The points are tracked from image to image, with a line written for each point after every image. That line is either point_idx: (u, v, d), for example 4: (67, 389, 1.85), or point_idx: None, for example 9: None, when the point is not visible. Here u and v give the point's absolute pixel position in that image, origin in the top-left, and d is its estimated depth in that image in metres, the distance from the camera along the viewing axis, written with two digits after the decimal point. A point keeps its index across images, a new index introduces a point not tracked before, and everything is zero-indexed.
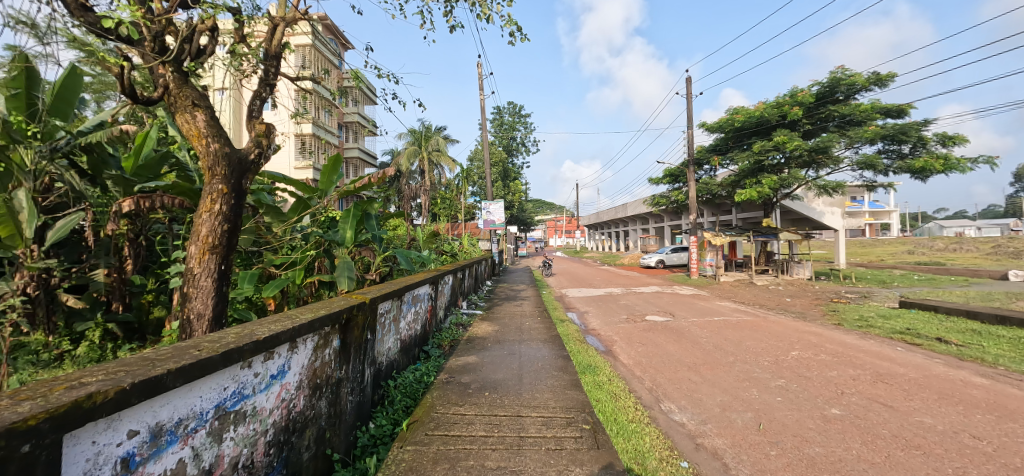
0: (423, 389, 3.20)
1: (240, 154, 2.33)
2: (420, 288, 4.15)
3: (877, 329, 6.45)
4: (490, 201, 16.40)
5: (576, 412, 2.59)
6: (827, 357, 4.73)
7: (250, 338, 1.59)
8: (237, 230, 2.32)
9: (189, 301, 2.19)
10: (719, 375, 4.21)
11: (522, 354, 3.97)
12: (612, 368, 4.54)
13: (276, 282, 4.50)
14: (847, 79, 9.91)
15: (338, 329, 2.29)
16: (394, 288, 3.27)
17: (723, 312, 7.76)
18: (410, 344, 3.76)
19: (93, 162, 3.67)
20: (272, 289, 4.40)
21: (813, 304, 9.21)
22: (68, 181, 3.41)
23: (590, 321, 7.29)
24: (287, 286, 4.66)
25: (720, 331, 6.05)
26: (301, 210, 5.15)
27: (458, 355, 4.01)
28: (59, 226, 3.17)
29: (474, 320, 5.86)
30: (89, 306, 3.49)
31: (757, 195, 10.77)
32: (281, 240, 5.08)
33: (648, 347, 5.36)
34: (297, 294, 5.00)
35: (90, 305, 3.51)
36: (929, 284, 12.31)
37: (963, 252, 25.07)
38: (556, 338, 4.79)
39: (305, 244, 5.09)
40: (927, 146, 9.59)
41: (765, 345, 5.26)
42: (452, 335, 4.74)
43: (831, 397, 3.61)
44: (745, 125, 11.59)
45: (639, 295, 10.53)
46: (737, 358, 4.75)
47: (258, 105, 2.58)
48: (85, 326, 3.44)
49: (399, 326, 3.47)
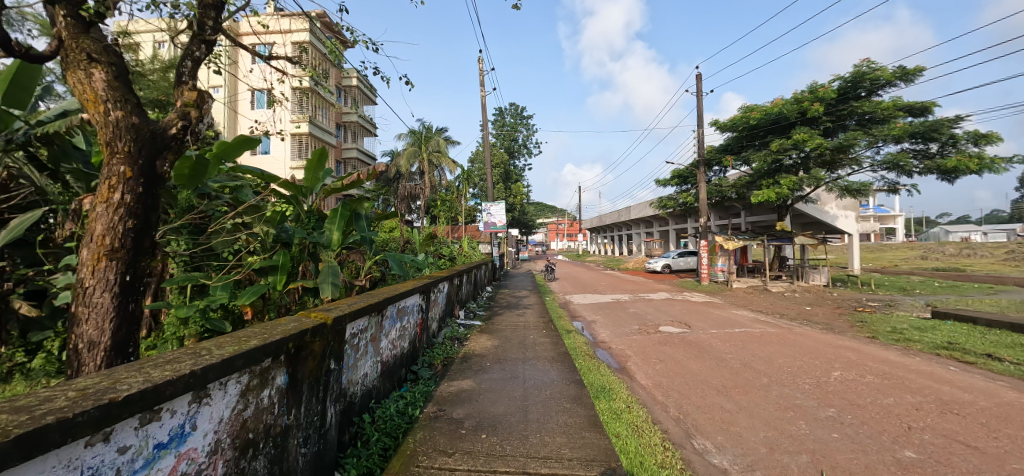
0: (407, 424, 2.59)
1: (155, 126, 1.73)
2: (408, 299, 3.57)
3: (918, 344, 5.82)
4: (491, 203, 15.78)
5: (599, 468, 1.98)
6: (875, 379, 4.12)
7: (100, 398, 0.98)
8: (149, 228, 1.75)
9: (76, 325, 1.61)
10: (756, 403, 3.60)
11: (527, 378, 3.36)
12: (630, 391, 3.94)
13: (253, 289, 3.83)
14: (871, 73, 9.35)
15: (283, 362, 1.69)
16: (373, 302, 2.67)
17: (743, 322, 7.15)
18: (394, 366, 3.17)
19: (53, 155, 2.95)
20: (249, 296, 3.75)
21: (837, 313, 8.59)
22: (29, 177, 2.90)
23: (600, 332, 6.66)
24: (267, 293, 3.98)
25: (746, 346, 5.42)
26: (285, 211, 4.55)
27: (451, 378, 3.42)
28: (11, 226, 2.63)
29: (472, 333, 5.26)
30: (49, 314, 2.91)
31: (775, 196, 10.13)
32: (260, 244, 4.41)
33: (667, 365, 4.75)
34: (278, 302, 4.32)
35: (51, 313, 2.93)
36: (954, 292, 11.69)
37: (979, 258, 24.30)
38: (564, 356, 4.19)
39: (283, 246, 4.48)
40: (957, 145, 9.00)
41: (801, 363, 4.65)
42: (446, 352, 4.13)
43: (898, 434, 3.00)
44: (760, 124, 10.99)
45: (649, 301, 9.94)
46: (772, 379, 4.14)
47: (190, 66, 2.00)
48: (42, 336, 2.85)
49: (378, 346, 2.87)
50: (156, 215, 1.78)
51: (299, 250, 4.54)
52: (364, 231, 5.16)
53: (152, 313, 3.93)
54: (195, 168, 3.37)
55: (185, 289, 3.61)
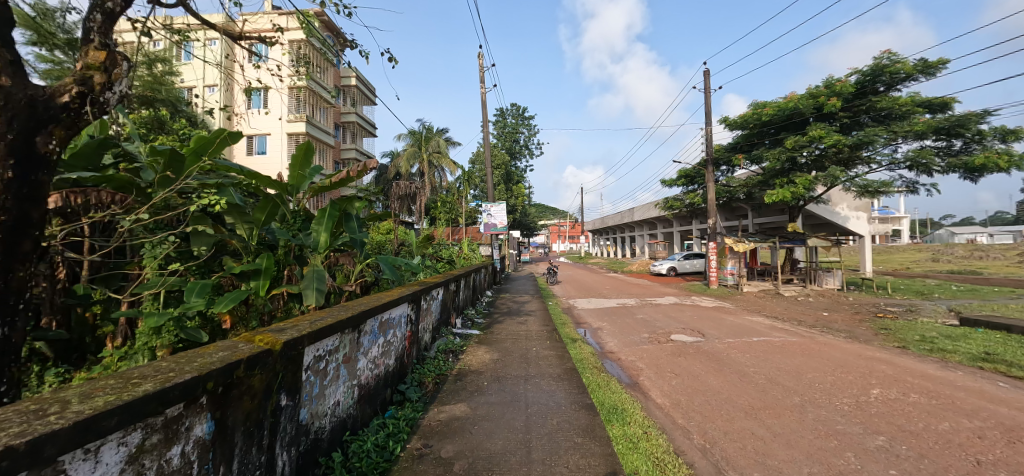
0: (387, 464, 2.11)
1: (40, 92, 1.48)
2: (394, 310, 3.12)
3: (954, 355, 5.36)
4: (491, 203, 15.36)
5: None
6: (921, 398, 3.68)
7: None
8: (32, 226, 1.43)
9: None
10: (792, 429, 3.14)
11: (529, 402, 2.92)
12: (645, 412, 3.49)
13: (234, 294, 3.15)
14: (891, 66, 8.90)
15: (206, 405, 1.25)
16: (345, 317, 2.22)
17: (761, 330, 6.68)
18: (375, 388, 2.73)
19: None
20: (228, 303, 3.07)
21: (857, 319, 8.14)
22: None
23: (606, 340, 6.18)
24: (248, 299, 3.32)
25: (768, 358, 4.95)
26: (271, 210, 3.64)
27: (443, 402, 2.97)
28: None
29: (469, 344, 4.82)
30: None
31: (790, 196, 9.66)
32: (248, 245, 3.70)
33: (683, 380, 4.30)
34: (261, 307, 3.55)
35: None
36: (975, 296, 11.22)
37: (993, 259, 23.73)
38: (570, 372, 3.74)
39: (268, 248, 4.03)
40: (983, 142, 8.56)
41: (833, 378, 4.19)
42: (438, 368, 3.70)
43: (968, 470, 2.55)
44: (772, 120, 10.50)
45: (656, 306, 9.51)
46: (805, 399, 3.69)
47: (100, 20, 1.78)
48: None
49: (354, 367, 2.42)
50: (42, 207, 1.46)
51: (283, 253, 4.05)
52: (354, 232, 4.72)
53: (119, 322, 2.73)
54: (171, 167, 3.02)
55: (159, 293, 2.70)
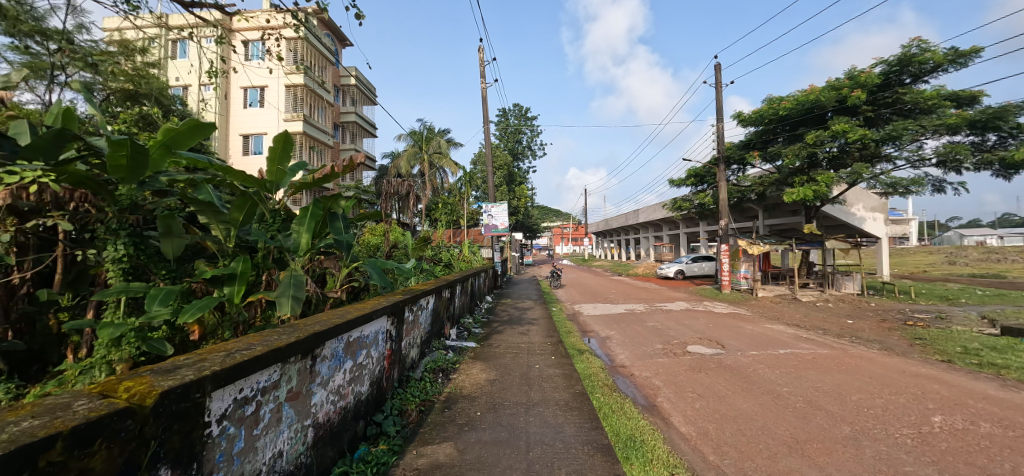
0: None
1: None
2: (367, 326, 2.57)
3: (1009, 370, 4.75)
4: (492, 204, 14.76)
5: None
6: (997, 429, 3.10)
7: None
8: None
9: None
10: (850, 470, 2.58)
11: (531, 444, 2.35)
12: (669, 445, 2.94)
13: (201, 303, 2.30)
14: (919, 55, 8.32)
15: None
16: (287, 343, 1.68)
17: (785, 341, 6.12)
18: (339, 426, 2.18)
19: None
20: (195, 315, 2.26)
21: (885, 328, 7.54)
22: None
23: (617, 353, 5.62)
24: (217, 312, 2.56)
25: (801, 375, 4.39)
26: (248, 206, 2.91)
27: (424, 442, 2.41)
28: None
29: (463, 361, 4.25)
30: None
31: (811, 195, 9.07)
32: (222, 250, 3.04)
33: (709, 403, 3.73)
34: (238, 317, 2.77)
35: None
36: (1005, 301, 10.57)
37: (1010, 263, 22.97)
38: (581, 398, 3.18)
39: (245, 251, 3.51)
40: (1019, 135, 7.98)
41: (883, 402, 3.61)
42: (426, 393, 3.18)
43: None
44: (790, 115, 9.93)
45: (666, 313, 8.91)
46: (856, 429, 3.13)
47: None
48: None
49: (304, 405, 1.88)
50: None
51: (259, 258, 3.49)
52: (339, 233, 4.14)
53: (85, 330, 2.02)
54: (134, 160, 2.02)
55: (111, 295, 1.96)
